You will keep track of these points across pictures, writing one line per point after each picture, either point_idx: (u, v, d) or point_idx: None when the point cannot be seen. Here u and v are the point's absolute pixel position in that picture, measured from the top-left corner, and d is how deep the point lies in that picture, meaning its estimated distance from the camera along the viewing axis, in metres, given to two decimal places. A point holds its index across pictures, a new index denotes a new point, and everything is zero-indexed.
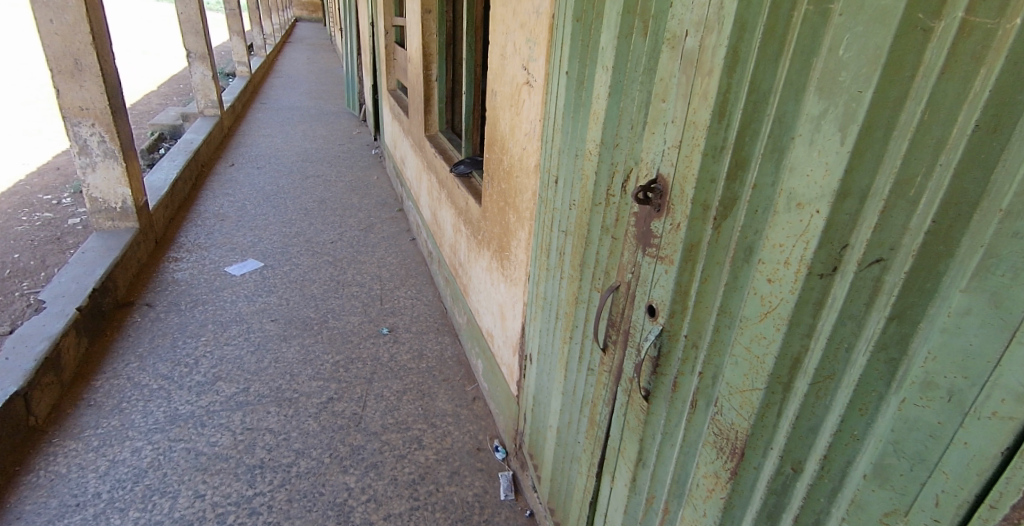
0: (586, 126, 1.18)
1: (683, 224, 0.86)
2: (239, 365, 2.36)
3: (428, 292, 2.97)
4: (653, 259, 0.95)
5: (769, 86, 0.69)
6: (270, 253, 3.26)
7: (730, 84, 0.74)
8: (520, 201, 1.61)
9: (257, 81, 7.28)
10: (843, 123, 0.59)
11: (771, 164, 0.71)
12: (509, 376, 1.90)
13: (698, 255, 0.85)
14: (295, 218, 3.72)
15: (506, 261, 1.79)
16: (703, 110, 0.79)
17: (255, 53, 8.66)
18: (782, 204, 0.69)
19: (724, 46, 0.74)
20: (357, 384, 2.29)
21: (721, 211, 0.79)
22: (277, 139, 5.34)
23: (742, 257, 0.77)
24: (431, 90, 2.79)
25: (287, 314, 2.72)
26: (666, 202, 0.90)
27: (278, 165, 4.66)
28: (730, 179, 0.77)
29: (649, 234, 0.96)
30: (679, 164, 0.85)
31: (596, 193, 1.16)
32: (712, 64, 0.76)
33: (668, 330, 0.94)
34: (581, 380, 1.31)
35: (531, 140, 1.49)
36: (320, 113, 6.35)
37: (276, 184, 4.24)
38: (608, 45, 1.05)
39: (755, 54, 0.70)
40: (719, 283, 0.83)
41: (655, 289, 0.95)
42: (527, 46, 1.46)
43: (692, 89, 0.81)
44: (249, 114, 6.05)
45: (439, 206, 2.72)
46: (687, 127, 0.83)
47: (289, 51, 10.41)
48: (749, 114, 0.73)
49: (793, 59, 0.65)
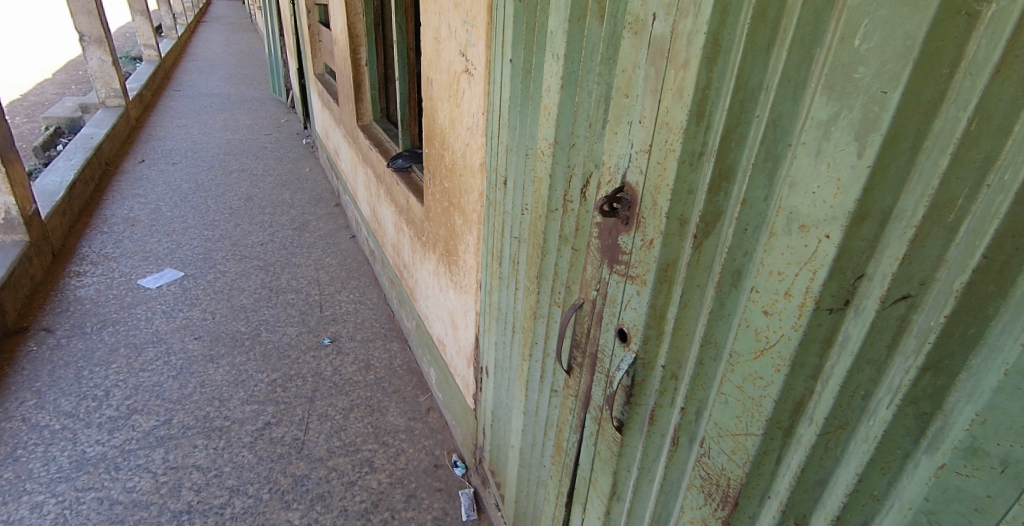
0: (536, 123, 1.04)
1: (657, 241, 0.74)
2: (159, 395, 2.12)
3: (372, 294, 2.78)
4: (622, 277, 0.84)
5: (761, 82, 0.58)
6: (191, 260, 2.98)
7: (710, 79, 0.62)
8: (466, 202, 1.46)
9: (169, 67, 6.73)
10: (861, 131, 0.48)
11: (764, 175, 0.60)
12: (464, 387, 1.77)
13: (677, 276, 0.74)
14: (219, 219, 3.42)
15: (454, 266, 1.64)
16: (677, 109, 0.67)
17: (164, 36, 7.99)
18: (780, 224, 0.57)
19: (702, 33, 0.61)
20: (298, 404, 2.10)
21: (703, 228, 0.68)
22: (195, 131, 4.93)
23: (729, 282, 0.66)
24: (360, 76, 2.58)
25: (214, 329, 2.47)
26: (635, 213, 0.77)
27: (197, 159, 4.29)
28: (711, 192, 0.65)
29: (616, 249, 0.84)
30: (649, 172, 0.73)
31: (550, 198, 1.03)
32: (688, 56, 0.64)
33: (643, 358, 0.83)
34: (544, 400, 1.19)
35: (474, 135, 1.34)
36: (243, 101, 5.92)
37: (195, 182, 3.89)
38: (558, 29, 0.91)
39: (743, 43, 0.58)
40: (701, 309, 0.72)
41: (626, 312, 0.84)
42: (463, 30, 1.30)
43: (662, 85, 0.69)
44: (162, 104, 5.57)
45: (377, 203, 2.53)
46: (657, 128, 0.70)
47: (204, 32, 9.68)
48: (735, 116, 0.61)
49: (792, 49, 0.54)
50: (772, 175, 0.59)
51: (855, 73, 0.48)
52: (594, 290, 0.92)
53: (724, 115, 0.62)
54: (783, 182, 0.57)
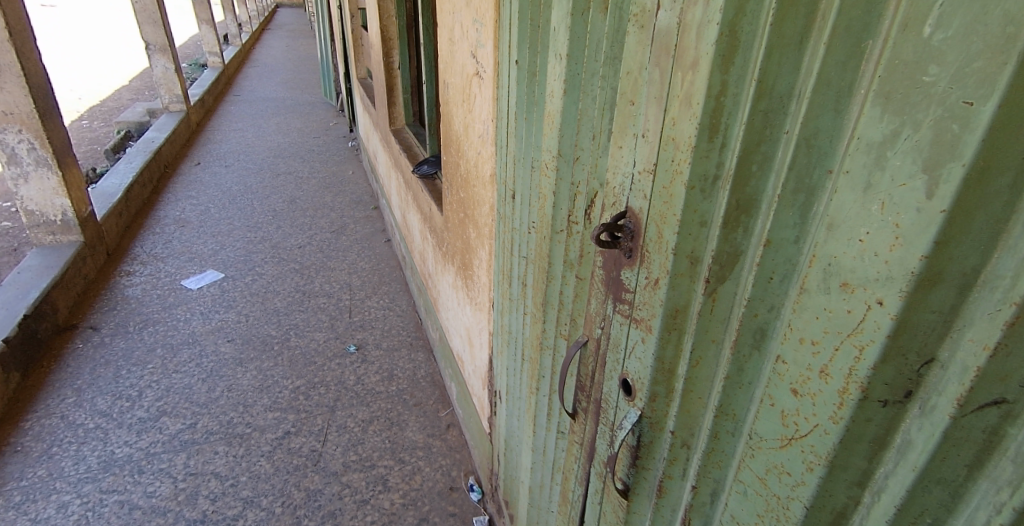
0: (542, 131, 0.91)
1: (662, 281, 0.59)
2: (188, 397, 2.09)
3: (402, 301, 2.71)
4: (626, 319, 0.69)
5: (792, 88, 0.44)
6: (231, 262, 2.99)
7: (725, 83, 0.48)
8: (479, 214, 1.34)
9: (230, 72, 6.96)
10: (932, 160, 0.33)
11: (794, 211, 0.45)
12: (480, 409, 1.65)
13: (687, 324, 0.59)
14: (261, 221, 3.45)
15: (470, 281, 1.52)
16: (685, 121, 0.52)
17: (229, 43, 8.27)
18: (812, 278, 0.43)
19: (715, 24, 0.47)
20: (318, 414, 2.03)
21: (716, 270, 0.53)
22: (248, 133, 5.04)
23: (750, 342, 0.51)
24: (393, 79, 2.51)
25: (245, 332, 2.45)
26: (639, 246, 0.63)
27: (246, 161, 4.37)
28: (726, 226, 0.51)
29: (619, 286, 0.70)
30: (654, 198, 0.59)
31: (555, 218, 0.89)
32: (697, 55, 0.50)
33: (649, 418, 0.67)
34: (551, 440, 1.05)
35: (485, 143, 1.23)
36: (295, 104, 6.03)
37: (243, 184, 3.95)
38: (561, 25, 0.78)
39: (767, 35, 0.44)
40: (716, 369, 0.57)
41: (629, 361, 0.69)
42: (474, 28, 1.19)
43: (668, 91, 0.55)
44: (220, 108, 5.74)
45: (406, 208, 2.45)
46: (663, 144, 0.56)
47: (266, 39, 9.98)
48: (757, 131, 0.47)
49: (834, 43, 0.39)
50: (807, 210, 0.44)
51: (924, 77, 0.33)
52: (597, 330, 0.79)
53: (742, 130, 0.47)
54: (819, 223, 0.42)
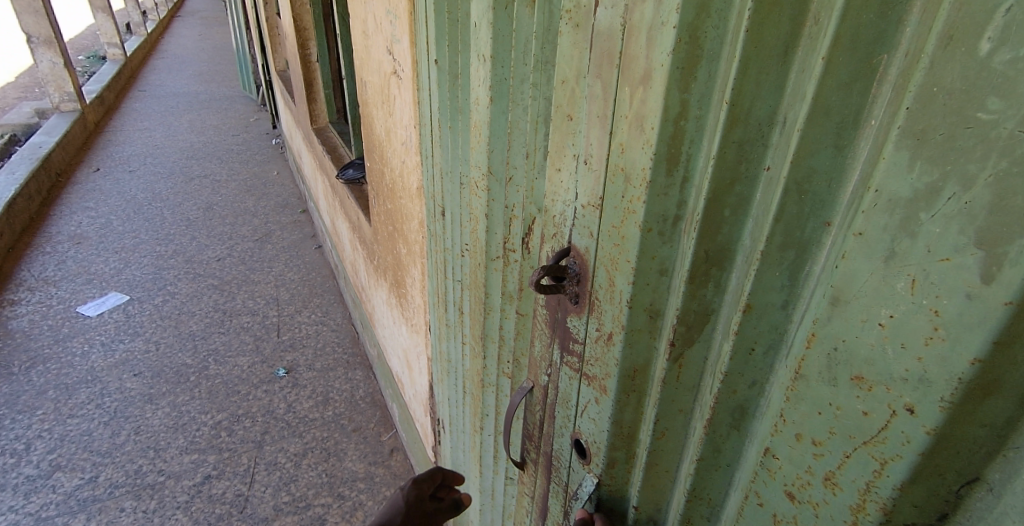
0: (469, 144, 0.79)
1: (616, 336, 0.49)
2: (87, 446, 1.86)
3: (336, 313, 2.54)
4: (575, 372, 0.58)
5: (775, 112, 0.34)
6: (138, 281, 2.72)
7: (686, 103, 0.38)
8: (408, 230, 1.21)
9: (135, 65, 6.41)
10: (991, 230, 0.24)
11: (782, 269, 0.35)
12: (424, 435, 1.53)
13: (650, 386, 0.49)
14: (173, 232, 3.16)
15: (404, 300, 1.39)
16: (637, 149, 0.42)
17: (133, 32, 7.63)
18: (813, 362, 0.33)
19: (670, 28, 0.36)
20: (243, 452, 1.85)
21: (683, 332, 0.43)
22: (157, 133, 4.64)
23: (728, 422, 0.42)
24: (312, 74, 2.32)
25: (154, 364, 2.22)
26: (588, 292, 0.52)
27: (155, 165, 4.01)
28: (693, 281, 0.41)
29: (565, 333, 0.59)
30: (602, 238, 0.48)
31: (489, 244, 0.77)
32: (647, 67, 0.39)
33: (608, 486, 0.57)
34: (500, 484, 0.94)
35: (409, 152, 1.09)
36: (210, 99, 5.62)
37: (151, 192, 3.62)
38: (482, 21, 0.66)
39: (740, 45, 0.33)
40: (688, 440, 0.47)
41: (582, 420, 0.58)
42: (388, 21, 1.04)
43: (614, 110, 0.44)
44: (124, 105, 5.26)
45: (335, 214, 2.27)
46: (609, 175, 0.45)
47: (177, 27, 9.29)
48: (729, 166, 0.36)
49: (835, 56, 0.29)
50: (798, 269, 0.35)
51: (977, 114, 0.23)
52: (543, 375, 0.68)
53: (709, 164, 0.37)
54: (817, 290, 0.33)
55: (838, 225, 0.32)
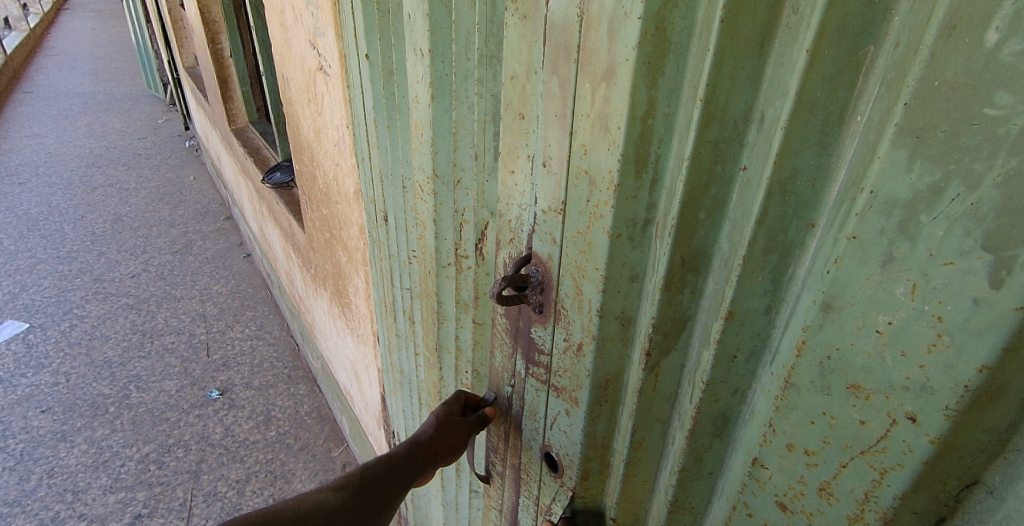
0: (410, 146, 0.74)
1: (586, 347, 0.46)
2: None
3: (272, 326, 2.41)
4: (542, 384, 0.55)
5: (752, 108, 0.32)
6: (39, 306, 2.47)
7: (654, 99, 0.35)
8: (347, 236, 1.14)
9: (17, 65, 5.81)
10: (999, 232, 0.22)
11: (764, 274, 0.34)
12: (378, 448, 1.47)
13: (624, 395, 0.48)
14: (78, 249, 2.89)
15: (348, 310, 1.32)
16: (600, 149, 0.39)
17: (12, 27, 6.90)
18: (804, 369, 0.31)
19: (635, 19, 0.34)
20: (178, 484, 1.72)
21: (659, 341, 0.41)
22: (49, 139, 4.23)
23: (710, 430, 0.40)
24: (227, 71, 2.16)
25: (65, 397, 2.03)
26: (553, 301, 0.49)
27: (50, 176, 3.66)
28: (669, 288, 0.38)
29: (529, 342, 0.56)
30: (565, 244, 0.45)
31: (439, 249, 0.73)
32: (610, 62, 0.36)
33: (582, 498, 0.54)
34: (463, 496, 0.91)
35: (343, 154, 1.03)
36: (109, 100, 5.18)
37: (48, 205, 3.30)
38: (417, 13, 0.61)
39: (715, 37, 0.31)
40: (666, 450, 0.46)
41: (552, 432, 0.55)
42: (310, 12, 0.97)
43: (573, 109, 0.41)
44: (7, 109, 4.76)
45: (263, 220, 2.14)
46: (571, 178, 0.43)
47: (65, 21, 8.51)
48: (705, 167, 0.34)
49: (820, 49, 0.27)
50: (781, 274, 0.33)
51: (984, 109, 0.22)
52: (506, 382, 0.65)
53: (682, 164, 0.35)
54: (804, 296, 0.31)
55: (822, 227, 0.30)
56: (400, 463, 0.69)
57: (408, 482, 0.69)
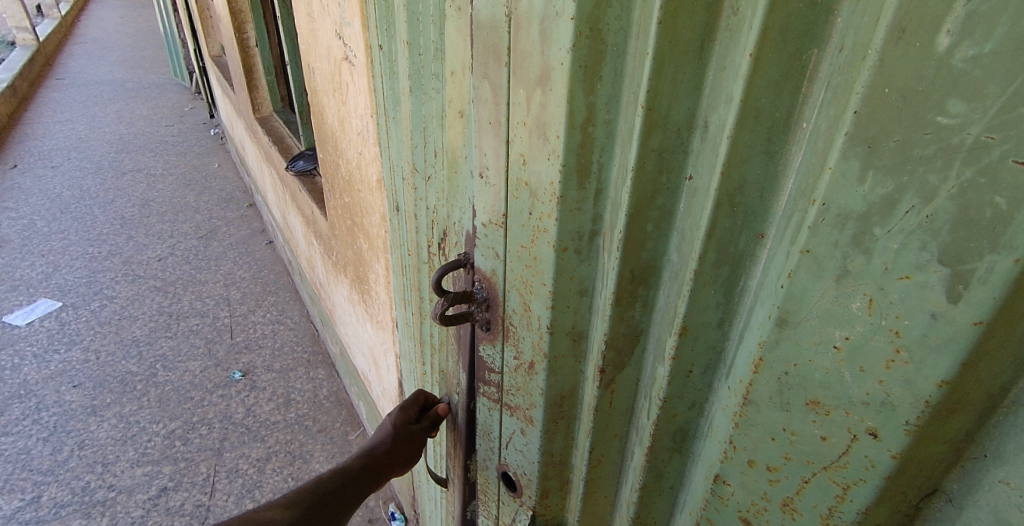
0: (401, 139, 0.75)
1: (539, 365, 0.48)
2: (26, 465, 1.75)
3: (292, 311, 2.46)
4: (495, 403, 0.57)
5: (695, 113, 0.32)
6: (71, 286, 2.55)
7: (592, 106, 0.35)
8: (369, 224, 1.15)
9: (51, 52, 5.96)
10: (953, 247, 0.22)
11: (716, 286, 0.33)
12: None
13: (580, 411, 0.49)
14: (108, 232, 2.97)
15: (367, 297, 1.33)
16: (539, 160, 0.39)
17: (45, 15, 7.05)
18: (757, 387, 0.31)
19: (567, 18, 0.33)
20: (202, 461, 1.77)
21: (613, 357, 0.41)
22: (81, 125, 4.34)
23: (670, 444, 0.40)
24: (252, 60, 2.19)
25: (96, 374, 2.10)
26: (499, 318, 0.51)
27: (82, 160, 3.75)
28: (619, 302, 0.39)
29: (479, 362, 0.58)
30: (510, 259, 0.46)
31: (418, 245, 0.74)
32: (543, 66, 0.36)
33: (543, 515, 0.56)
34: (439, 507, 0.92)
35: (366, 143, 1.03)
36: (139, 87, 5.29)
37: (79, 189, 3.39)
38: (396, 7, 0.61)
39: (653, 41, 0.30)
40: (625, 464, 0.47)
41: (508, 452, 0.57)
42: (336, 3, 0.98)
43: (509, 116, 0.41)
44: (42, 95, 4.89)
45: (285, 208, 2.17)
46: (511, 190, 0.43)
47: (96, 9, 8.67)
48: (650, 176, 0.34)
49: (763, 53, 0.26)
50: (733, 285, 0.33)
51: (937, 118, 0.21)
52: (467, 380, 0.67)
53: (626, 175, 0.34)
54: (758, 309, 0.31)
55: (773, 237, 0.30)
56: (356, 475, 0.74)
57: (368, 488, 0.75)
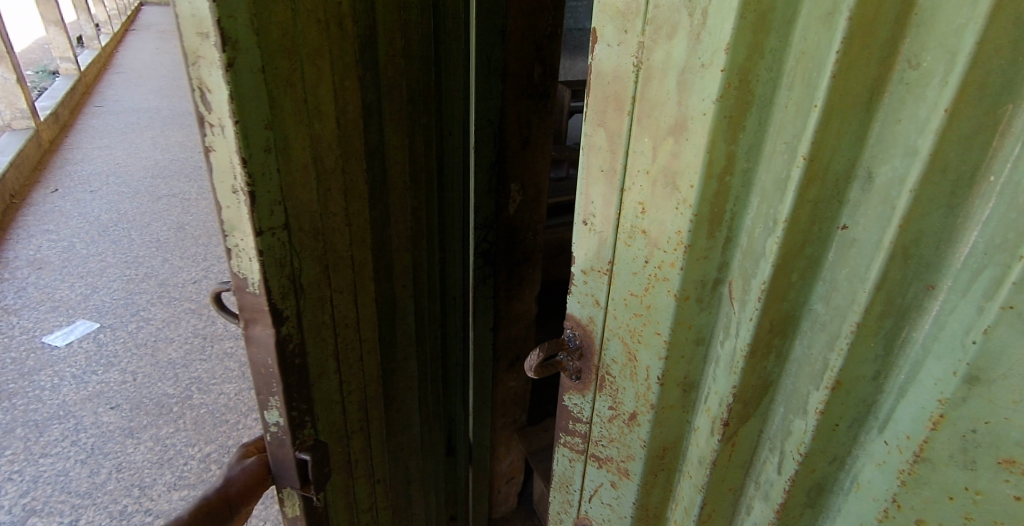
0: None
1: (642, 417, 0.45)
2: (64, 487, 1.75)
3: None
4: (579, 452, 0.54)
5: (856, 164, 0.30)
6: (109, 307, 2.59)
7: (733, 154, 0.34)
8: None
9: (90, 80, 6.16)
10: None
11: (879, 338, 0.32)
12: None
13: (682, 462, 0.48)
14: (144, 255, 3.03)
15: None
16: (667, 209, 0.37)
17: (84, 45, 7.32)
18: (937, 441, 0.30)
19: (717, 70, 0.31)
20: None
21: (740, 410, 0.40)
22: (119, 151, 4.46)
23: (804, 501, 0.39)
24: None
25: (133, 395, 2.11)
26: (594, 367, 0.49)
27: (119, 185, 3.85)
28: (754, 354, 0.37)
29: (562, 410, 0.55)
30: (616, 305, 0.44)
31: None
32: (680, 116, 0.34)
33: None
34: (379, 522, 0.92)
35: None
36: (173, 114, 5.44)
37: (116, 212, 3.46)
38: None
39: (823, 92, 0.29)
40: (740, 520, 0.45)
41: (592, 507, 0.54)
42: None
43: (626, 162, 0.39)
44: (81, 122, 5.04)
45: None
46: (622, 236, 0.42)
47: (131, 40, 8.99)
48: (802, 226, 0.32)
49: (960, 109, 0.26)
50: (896, 339, 0.32)
51: None
52: (290, 407, 0.62)
53: (776, 226, 0.33)
54: (930, 363, 0.30)
55: (949, 288, 0.29)
56: None
57: None
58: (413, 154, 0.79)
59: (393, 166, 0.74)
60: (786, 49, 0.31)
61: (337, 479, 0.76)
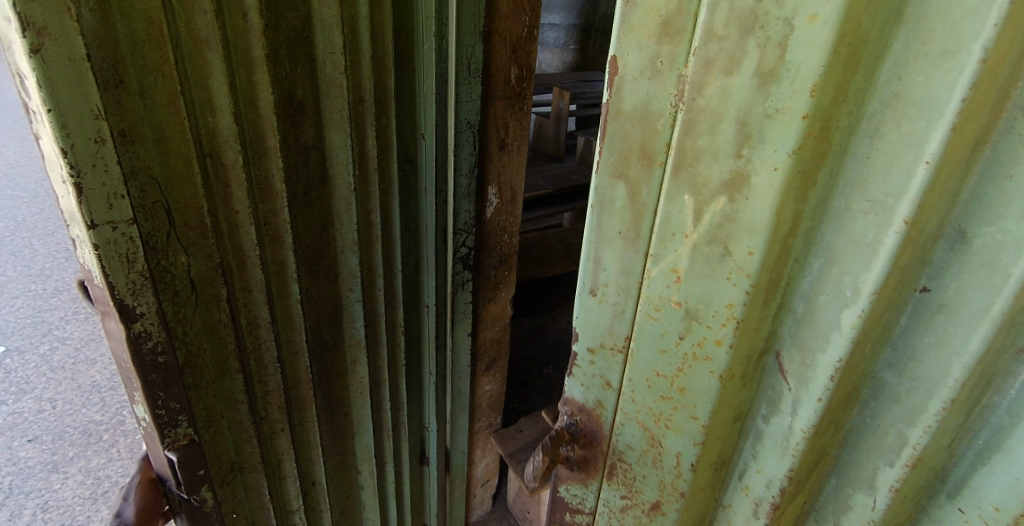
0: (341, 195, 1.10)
1: (696, 449, 0.49)
2: None
3: None
4: (630, 492, 0.58)
5: (947, 215, 0.35)
6: (14, 327, 2.32)
7: (806, 202, 0.38)
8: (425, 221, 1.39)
9: None
10: None
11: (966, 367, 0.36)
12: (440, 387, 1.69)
13: (735, 486, 0.52)
14: (49, 267, 2.73)
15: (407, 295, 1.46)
16: (736, 255, 0.41)
17: None
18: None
19: (799, 119, 0.36)
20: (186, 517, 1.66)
21: (815, 437, 0.44)
22: (5, 149, 3.97)
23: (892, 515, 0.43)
24: None
25: (54, 425, 1.91)
26: (635, 407, 0.53)
27: (10, 189, 3.44)
28: (838, 385, 0.41)
29: (602, 452, 0.59)
30: (663, 347, 0.49)
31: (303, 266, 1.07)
32: (743, 166, 0.39)
33: None
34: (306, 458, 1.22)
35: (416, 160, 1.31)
36: None
37: (10, 220, 3.10)
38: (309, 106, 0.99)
39: (934, 145, 0.33)
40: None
41: None
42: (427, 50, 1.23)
43: (677, 214, 0.44)
44: None
45: None
46: (669, 283, 0.47)
47: None
48: (901, 266, 0.36)
49: None
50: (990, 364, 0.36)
51: None
52: (155, 413, 0.88)
53: (858, 297, 0.38)
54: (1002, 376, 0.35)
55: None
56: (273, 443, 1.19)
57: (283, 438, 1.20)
58: (311, 182, 1.00)
59: (272, 202, 0.93)
60: (870, 100, 0.35)
61: (246, 472, 1.08)
